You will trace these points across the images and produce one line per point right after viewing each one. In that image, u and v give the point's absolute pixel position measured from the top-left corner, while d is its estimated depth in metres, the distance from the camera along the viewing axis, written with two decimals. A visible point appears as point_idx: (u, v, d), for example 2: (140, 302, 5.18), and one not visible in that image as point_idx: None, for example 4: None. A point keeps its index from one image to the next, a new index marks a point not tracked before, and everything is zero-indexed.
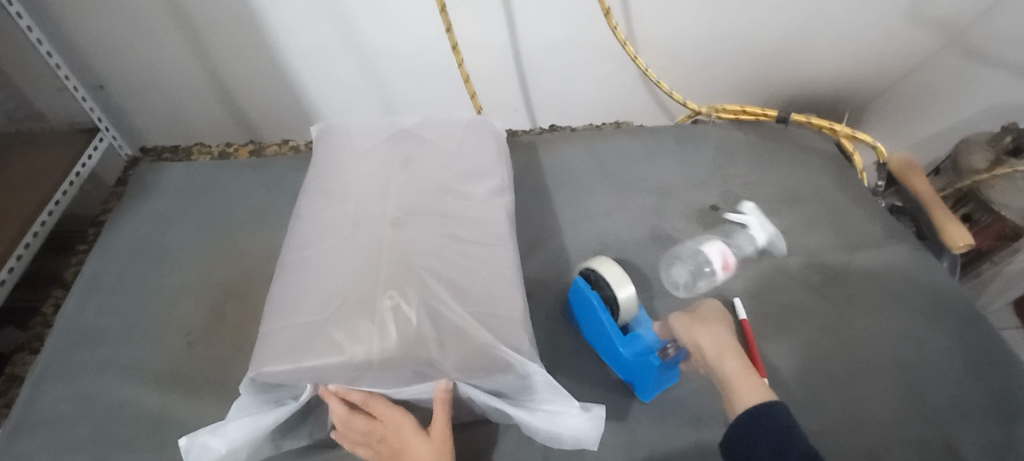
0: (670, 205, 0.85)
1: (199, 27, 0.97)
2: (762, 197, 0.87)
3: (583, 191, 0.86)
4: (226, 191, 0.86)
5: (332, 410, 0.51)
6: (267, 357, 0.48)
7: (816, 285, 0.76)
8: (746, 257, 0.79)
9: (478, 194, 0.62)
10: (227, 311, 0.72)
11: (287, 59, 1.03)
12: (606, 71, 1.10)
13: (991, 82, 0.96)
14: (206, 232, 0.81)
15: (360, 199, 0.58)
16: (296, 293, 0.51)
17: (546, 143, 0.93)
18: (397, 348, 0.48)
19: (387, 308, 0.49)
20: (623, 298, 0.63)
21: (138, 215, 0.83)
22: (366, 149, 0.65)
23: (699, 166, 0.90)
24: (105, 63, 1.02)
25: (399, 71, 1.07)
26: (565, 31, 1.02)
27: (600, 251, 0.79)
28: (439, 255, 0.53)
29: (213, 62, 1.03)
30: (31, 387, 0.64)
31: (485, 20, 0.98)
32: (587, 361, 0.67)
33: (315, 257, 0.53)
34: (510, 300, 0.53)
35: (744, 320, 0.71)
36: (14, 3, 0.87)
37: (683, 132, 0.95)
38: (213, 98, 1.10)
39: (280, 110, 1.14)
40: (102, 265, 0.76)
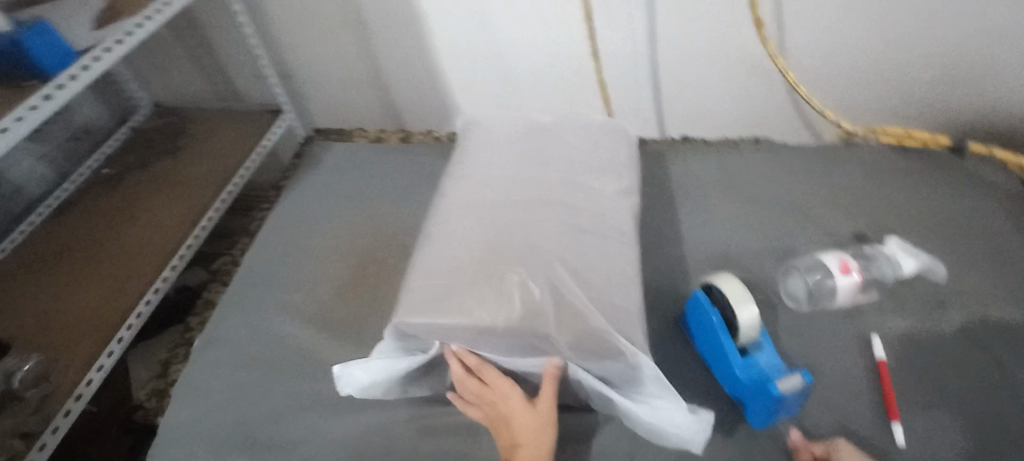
0: (805, 227, 0.80)
1: (371, 27, 1.11)
2: (918, 231, 0.78)
3: (709, 203, 0.85)
4: (376, 170, 0.98)
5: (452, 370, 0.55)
6: (407, 310, 0.54)
7: (975, 335, 0.67)
8: (890, 293, 0.72)
9: (605, 191, 0.64)
10: (369, 271, 0.82)
11: (439, 59, 1.15)
12: (745, 85, 1.06)
13: None
14: (358, 203, 0.93)
15: (497, 184, 0.63)
16: (436, 259, 0.57)
17: (675, 152, 0.93)
18: (520, 319, 0.52)
19: (514, 282, 0.53)
20: (745, 320, 0.61)
21: (306, 182, 0.97)
22: (506, 140, 0.70)
23: (844, 190, 0.84)
24: (292, 56, 1.21)
25: (535, 76, 1.13)
26: (706, 43, 1.01)
27: (722, 265, 0.77)
28: (565, 242, 0.56)
29: (377, 59, 1.18)
30: (222, 311, 0.79)
31: (626, 28, 1.01)
32: (696, 372, 0.66)
33: (454, 230, 0.59)
34: (627, 294, 0.55)
35: (881, 360, 0.65)
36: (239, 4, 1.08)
37: (828, 153, 0.89)
38: (371, 90, 1.25)
39: (427, 104, 1.25)
40: (279, 221, 0.91)
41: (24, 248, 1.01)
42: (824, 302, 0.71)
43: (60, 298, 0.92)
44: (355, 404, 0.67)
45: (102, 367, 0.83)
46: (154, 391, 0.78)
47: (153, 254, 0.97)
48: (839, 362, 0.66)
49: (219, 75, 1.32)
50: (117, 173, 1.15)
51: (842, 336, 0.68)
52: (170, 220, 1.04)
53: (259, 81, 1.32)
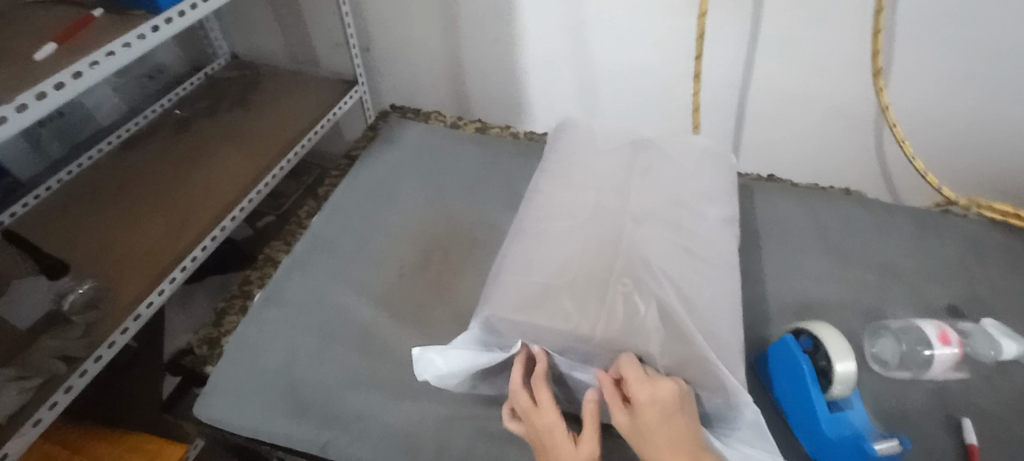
0: (896, 290, 0.76)
1: (464, 14, 1.10)
2: (1020, 316, 0.73)
3: (794, 248, 0.81)
4: (452, 156, 0.97)
5: (514, 380, 0.53)
6: (499, 305, 0.52)
7: None
8: (985, 376, 0.67)
9: (710, 217, 0.62)
10: (435, 257, 0.80)
11: (525, 57, 1.13)
12: (835, 133, 1.03)
13: None
14: (430, 187, 0.92)
15: (600, 191, 0.61)
16: (533, 257, 0.55)
17: (760, 190, 0.89)
18: (621, 334, 0.49)
19: (618, 294, 0.51)
20: (840, 372, 0.58)
21: (381, 155, 0.97)
22: (608, 148, 0.68)
23: (942, 259, 0.79)
24: (377, 30, 1.20)
25: (617, 87, 1.11)
26: (805, 85, 0.98)
27: (804, 314, 0.73)
28: (672, 262, 0.54)
29: (462, 46, 1.16)
30: (284, 271, 0.78)
31: (727, 56, 0.98)
32: (772, 423, 0.63)
33: (554, 230, 0.57)
34: (729, 328, 0.53)
35: (973, 444, 0.60)
36: None
37: (927, 218, 0.85)
38: (448, 76, 1.24)
39: (504, 95, 1.22)
40: (349, 191, 0.90)
41: (91, 174, 1.01)
42: (913, 370, 0.66)
43: (121, 227, 0.91)
44: (413, 389, 0.65)
45: (151, 304, 0.81)
46: (204, 338, 0.77)
47: (217, 200, 0.96)
48: (924, 439, 0.62)
49: (301, 37, 1.33)
50: (188, 116, 1.15)
51: (931, 412, 0.64)
52: (238, 169, 1.02)
53: (338, 50, 1.32)
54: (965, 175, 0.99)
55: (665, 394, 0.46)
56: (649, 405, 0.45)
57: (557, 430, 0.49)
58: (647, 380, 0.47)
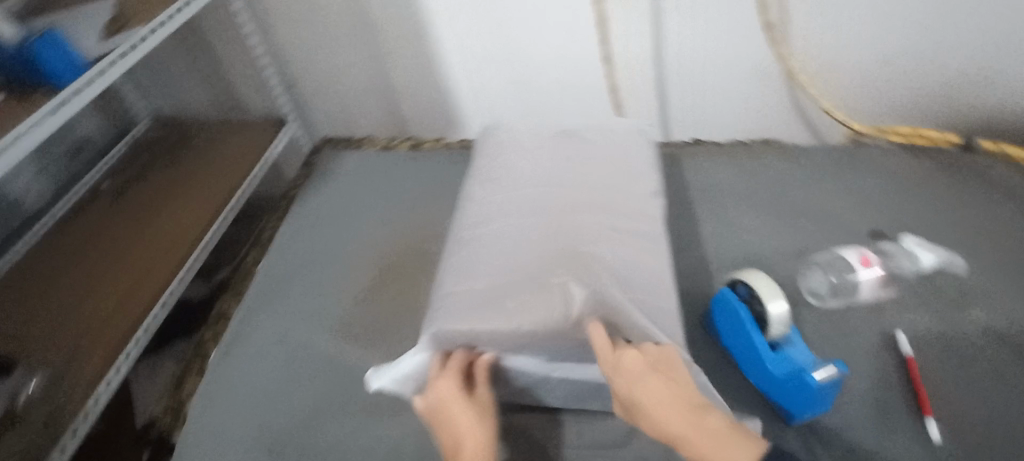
0: (823, 227, 0.80)
1: (381, 36, 1.11)
2: (937, 229, 0.79)
3: (726, 206, 0.85)
4: (392, 178, 0.99)
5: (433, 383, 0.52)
6: (441, 319, 0.52)
7: (1003, 331, 0.67)
8: (913, 288, 0.72)
9: (638, 194, 0.64)
10: (387, 278, 0.81)
11: (450, 69, 1.15)
12: (752, 92, 1.08)
13: None
14: (372, 214, 0.92)
15: (526, 187, 0.63)
16: (469, 265, 0.56)
17: (688, 158, 0.93)
18: (569, 326, 0.50)
19: (554, 286, 0.52)
20: (775, 313, 0.62)
21: (321, 189, 0.98)
22: (531, 144, 0.70)
23: (861, 191, 0.84)
24: (300, 64, 1.20)
25: (543, 83, 1.13)
26: (715, 50, 1.02)
27: (744, 265, 0.76)
28: (603, 245, 0.55)
29: (385, 69, 1.17)
30: (239, 323, 0.78)
31: (639, 34, 1.01)
32: (728, 373, 0.65)
33: (486, 233, 0.59)
34: (668, 298, 0.55)
35: (909, 357, 0.65)
36: None
37: (843, 156, 0.90)
38: (378, 99, 1.23)
39: (434, 110, 1.23)
40: (292, 230, 0.91)
41: (22, 262, 0.97)
42: (847, 297, 0.71)
43: (63, 311, 0.88)
44: (382, 413, 0.65)
45: (108, 384, 0.79)
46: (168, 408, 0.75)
47: (161, 266, 0.94)
48: (868, 360, 0.66)
49: (224, 86, 1.31)
50: (118, 185, 1.12)
51: (870, 333, 0.68)
52: (178, 230, 1.00)
53: (262, 92, 1.30)
54: (875, 110, 1.05)
55: (634, 362, 0.47)
56: (626, 377, 0.47)
57: (451, 403, 0.50)
58: (613, 352, 0.48)
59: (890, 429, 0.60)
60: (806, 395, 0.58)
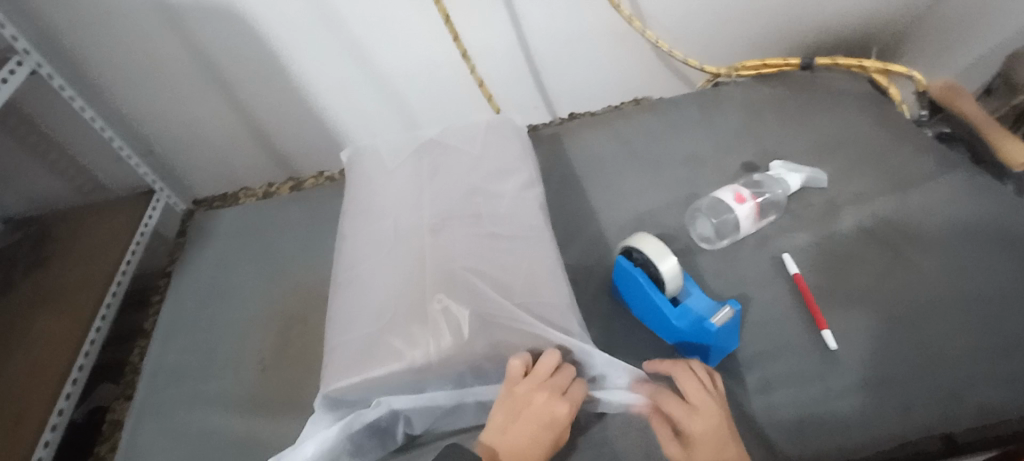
0: (702, 172, 0.83)
1: (229, 80, 1.00)
2: (797, 149, 0.84)
3: (612, 172, 0.86)
4: (276, 228, 0.93)
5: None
6: (334, 375, 0.53)
7: (868, 228, 0.73)
8: (788, 211, 0.76)
9: (508, 191, 0.65)
10: (292, 336, 0.79)
11: (316, 96, 1.05)
12: (618, 54, 1.09)
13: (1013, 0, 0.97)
14: (261, 273, 0.87)
15: (396, 214, 0.63)
16: (354, 310, 0.57)
17: (568, 133, 0.92)
18: (453, 348, 0.52)
19: (437, 311, 0.53)
20: (668, 271, 0.63)
21: (201, 257, 0.91)
22: (396, 166, 0.70)
23: (727, 129, 0.89)
24: (150, 128, 1.05)
25: (416, 89, 1.08)
26: (575, 20, 1.01)
27: (638, 226, 0.78)
28: (480, 255, 0.57)
29: (247, 112, 1.06)
30: (132, 425, 0.74)
31: (492, 24, 0.99)
32: (640, 338, 0.67)
33: (364, 273, 0.59)
34: (554, 289, 0.57)
35: (796, 275, 0.69)
36: (55, 76, 0.89)
37: (706, 98, 0.94)
38: (248, 144, 1.13)
39: (305, 142, 1.14)
40: (178, 309, 0.85)
41: None
42: (730, 235, 0.75)
43: None
44: None
45: None
46: None
47: (38, 384, 0.79)
48: (763, 290, 0.69)
49: None
50: None
51: (760, 263, 0.71)
52: (53, 338, 0.84)
53: None
54: (724, 48, 1.11)
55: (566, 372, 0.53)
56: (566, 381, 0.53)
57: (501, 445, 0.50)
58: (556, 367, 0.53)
59: (794, 347, 0.64)
60: (707, 340, 0.61)
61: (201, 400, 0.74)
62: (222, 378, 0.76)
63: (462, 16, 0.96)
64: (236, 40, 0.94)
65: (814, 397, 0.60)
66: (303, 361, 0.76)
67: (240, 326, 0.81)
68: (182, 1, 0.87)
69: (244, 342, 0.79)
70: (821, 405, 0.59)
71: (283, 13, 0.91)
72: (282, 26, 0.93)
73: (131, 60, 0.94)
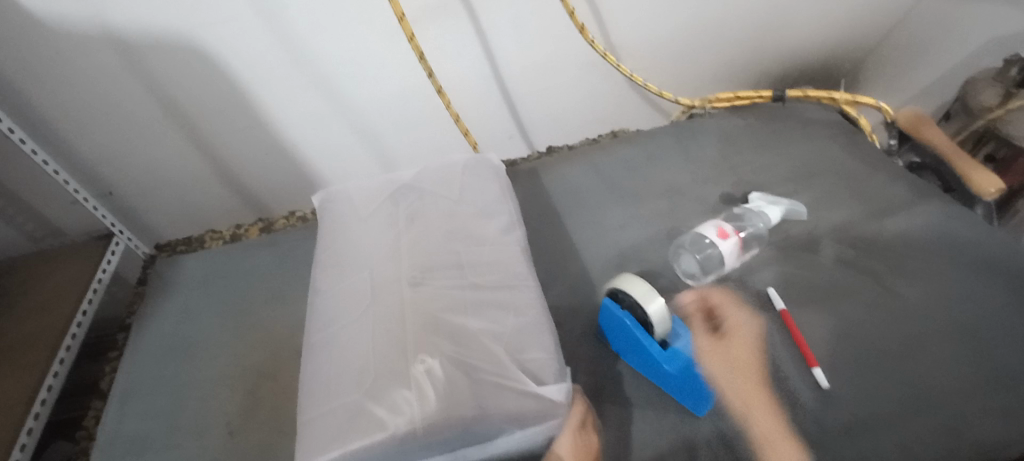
0: (682, 205, 0.83)
1: (189, 115, 0.96)
2: (775, 179, 0.85)
3: (594, 207, 0.84)
4: (246, 273, 0.89)
5: None
6: (312, 452, 0.49)
7: (851, 259, 0.73)
8: (769, 243, 0.76)
9: (492, 235, 0.63)
10: (263, 392, 0.74)
11: (286, 133, 1.02)
12: (595, 85, 1.10)
13: (965, 32, 1.02)
14: (230, 322, 0.82)
15: (373, 265, 0.60)
16: (329, 375, 0.53)
17: (546, 167, 0.91)
18: (440, 411, 0.48)
19: (420, 372, 0.50)
20: (655, 314, 0.62)
21: (165, 310, 0.86)
22: (372, 211, 0.67)
23: (705, 160, 0.89)
24: (107, 171, 1.00)
25: (391, 125, 1.06)
26: (548, 53, 1.01)
27: (623, 263, 0.76)
28: (464, 307, 0.55)
29: (213, 149, 1.02)
30: None
31: (465, 57, 0.97)
32: (634, 383, 0.65)
33: (339, 334, 0.56)
34: (542, 342, 0.55)
35: (784, 310, 0.68)
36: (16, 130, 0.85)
37: (682, 130, 0.94)
38: (216, 183, 1.08)
39: (273, 178, 1.10)
40: (137, 367, 0.80)
41: None
42: (714, 270, 0.74)
43: None
44: None
45: None
46: None
47: None
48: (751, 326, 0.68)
49: None
50: None
51: (748, 298, 0.71)
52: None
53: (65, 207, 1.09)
54: (697, 79, 1.13)
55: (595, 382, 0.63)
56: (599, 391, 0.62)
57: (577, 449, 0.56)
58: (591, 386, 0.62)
59: (789, 387, 0.62)
60: None
61: None
62: (188, 443, 0.71)
63: (436, 50, 0.94)
64: (197, 74, 0.90)
65: (811, 441, 0.58)
66: (277, 418, 0.72)
67: (209, 384, 0.76)
68: (140, 40, 0.84)
69: (214, 400, 0.74)
70: (819, 448, 0.58)
71: (249, 49, 0.88)
72: (248, 62, 0.90)
73: (86, 97, 0.89)
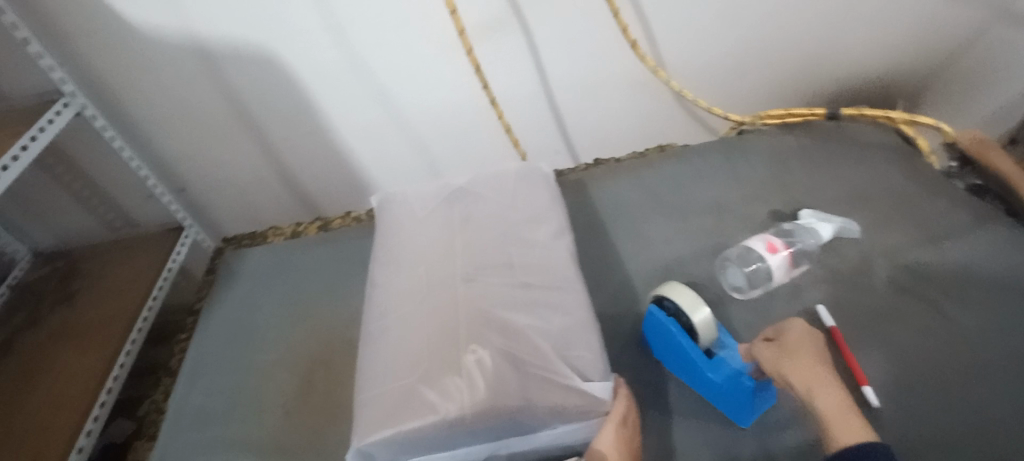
0: (729, 221, 0.83)
1: (260, 119, 1.03)
2: (825, 199, 0.84)
3: (639, 218, 0.86)
4: (303, 268, 0.94)
5: None
6: (366, 430, 0.52)
7: (905, 280, 0.72)
8: (818, 261, 0.76)
9: (541, 240, 0.66)
10: (316, 380, 0.79)
11: (345, 140, 1.08)
12: (643, 101, 1.11)
13: None
14: (287, 314, 0.88)
15: (427, 261, 0.64)
16: (382, 361, 0.56)
17: (592, 179, 0.93)
18: (487, 398, 0.51)
19: (469, 362, 0.52)
20: (701, 322, 0.63)
21: (229, 299, 0.92)
22: (427, 212, 0.71)
23: (753, 177, 0.89)
24: (183, 168, 1.08)
25: (443, 135, 1.10)
26: (598, 68, 1.04)
27: (667, 274, 0.77)
28: (513, 304, 0.58)
29: (277, 151, 1.09)
30: None
31: (516, 71, 1.01)
32: (676, 393, 0.65)
33: (393, 324, 0.59)
34: (587, 341, 0.56)
35: (834, 327, 0.67)
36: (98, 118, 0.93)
37: (730, 147, 0.94)
38: (278, 184, 1.15)
39: (330, 182, 1.16)
40: (202, 350, 0.85)
41: None
42: (761, 284, 0.74)
43: None
44: None
45: None
46: None
47: (61, 418, 0.79)
48: None
49: None
50: None
51: (794, 315, 0.70)
52: (77, 370, 0.85)
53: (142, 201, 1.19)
54: (746, 98, 1.13)
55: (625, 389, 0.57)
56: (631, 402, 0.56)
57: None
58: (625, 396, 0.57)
59: None
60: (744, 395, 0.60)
61: (224, 444, 0.74)
62: (246, 423, 0.75)
63: (489, 63, 0.99)
64: (269, 80, 0.97)
65: None
66: (327, 405, 0.75)
67: (266, 370, 0.81)
68: (221, 48, 0.92)
69: (270, 384, 0.79)
70: None
71: (319, 59, 0.95)
72: (316, 71, 0.97)
73: (172, 101, 0.98)
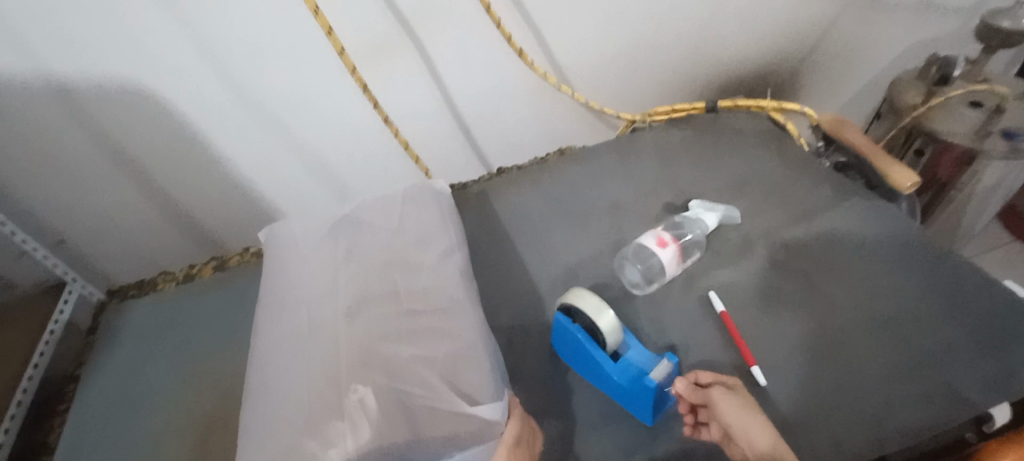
0: (625, 219, 0.85)
1: (137, 160, 0.95)
2: (711, 188, 0.88)
3: (540, 226, 0.86)
4: (197, 316, 0.88)
5: None
6: None
7: (783, 259, 0.76)
8: (707, 250, 0.79)
9: (430, 262, 0.64)
10: (216, 436, 0.73)
11: (238, 173, 1.02)
12: (542, 105, 1.12)
13: None
14: (181, 367, 0.81)
15: (311, 301, 0.61)
16: (267, 413, 0.53)
17: (494, 190, 0.93)
18: (372, 441, 0.49)
19: (353, 403, 0.51)
20: (604, 325, 0.64)
21: (113, 359, 0.84)
22: (313, 247, 0.68)
23: (645, 173, 0.92)
24: (56, 221, 0.98)
25: (343, 157, 1.07)
26: (492, 78, 1.04)
27: (568, 279, 0.78)
28: (400, 336, 0.56)
29: (162, 192, 1.01)
30: None
31: (410, 90, 1.00)
32: (581, 397, 0.66)
33: (278, 372, 0.56)
34: (477, 364, 0.55)
35: (722, 311, 0.71)
36: None
37: (623, 146, 0.97)
38: (168, 226, 1.07)
39: (227, 217, 1.09)
40: (85, 421, 0.78)
41: None
42: (657, 278, 0.76)
43: None
44: None
45: None
46: None
47: None
48: (691, 332, 0.70)
49: None
50: None
51: (688, 305, 0.73)
52: None
53: None
54: (639, 95, 1.17)
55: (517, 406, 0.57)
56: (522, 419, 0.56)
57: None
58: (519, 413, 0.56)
59: None
60: (644, 394, 0.61)
61: None
62: None
63: (380, 82, 0.96)
64: (141, 120, 0.89)
65: None
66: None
67: (158, 433, 0.75)
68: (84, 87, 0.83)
69: (165, 448, 0.73)
70: None
71: (201, 92, 0.88)
72: (195, 105, 0.90)
73: (30, 150, 0.87)
